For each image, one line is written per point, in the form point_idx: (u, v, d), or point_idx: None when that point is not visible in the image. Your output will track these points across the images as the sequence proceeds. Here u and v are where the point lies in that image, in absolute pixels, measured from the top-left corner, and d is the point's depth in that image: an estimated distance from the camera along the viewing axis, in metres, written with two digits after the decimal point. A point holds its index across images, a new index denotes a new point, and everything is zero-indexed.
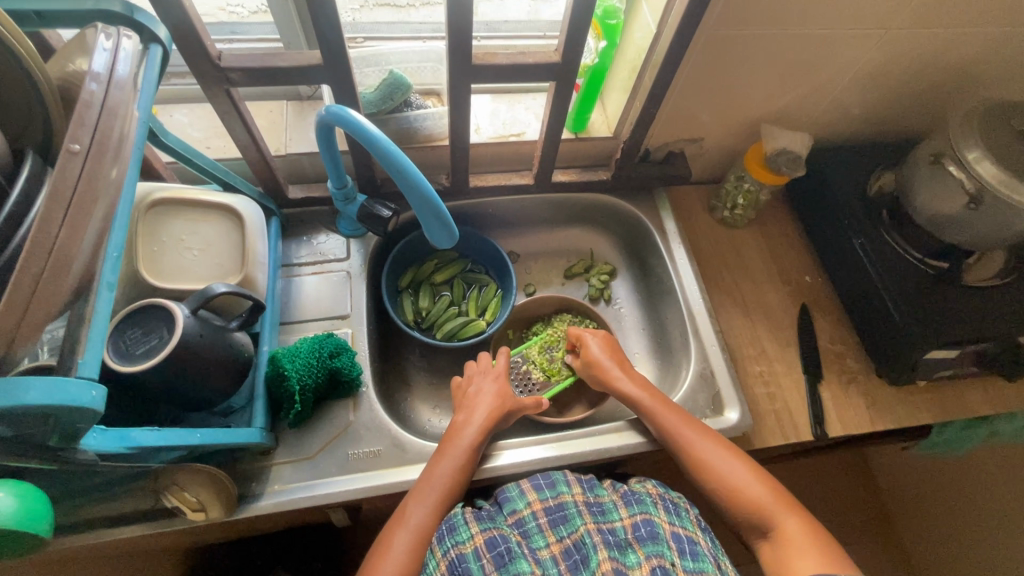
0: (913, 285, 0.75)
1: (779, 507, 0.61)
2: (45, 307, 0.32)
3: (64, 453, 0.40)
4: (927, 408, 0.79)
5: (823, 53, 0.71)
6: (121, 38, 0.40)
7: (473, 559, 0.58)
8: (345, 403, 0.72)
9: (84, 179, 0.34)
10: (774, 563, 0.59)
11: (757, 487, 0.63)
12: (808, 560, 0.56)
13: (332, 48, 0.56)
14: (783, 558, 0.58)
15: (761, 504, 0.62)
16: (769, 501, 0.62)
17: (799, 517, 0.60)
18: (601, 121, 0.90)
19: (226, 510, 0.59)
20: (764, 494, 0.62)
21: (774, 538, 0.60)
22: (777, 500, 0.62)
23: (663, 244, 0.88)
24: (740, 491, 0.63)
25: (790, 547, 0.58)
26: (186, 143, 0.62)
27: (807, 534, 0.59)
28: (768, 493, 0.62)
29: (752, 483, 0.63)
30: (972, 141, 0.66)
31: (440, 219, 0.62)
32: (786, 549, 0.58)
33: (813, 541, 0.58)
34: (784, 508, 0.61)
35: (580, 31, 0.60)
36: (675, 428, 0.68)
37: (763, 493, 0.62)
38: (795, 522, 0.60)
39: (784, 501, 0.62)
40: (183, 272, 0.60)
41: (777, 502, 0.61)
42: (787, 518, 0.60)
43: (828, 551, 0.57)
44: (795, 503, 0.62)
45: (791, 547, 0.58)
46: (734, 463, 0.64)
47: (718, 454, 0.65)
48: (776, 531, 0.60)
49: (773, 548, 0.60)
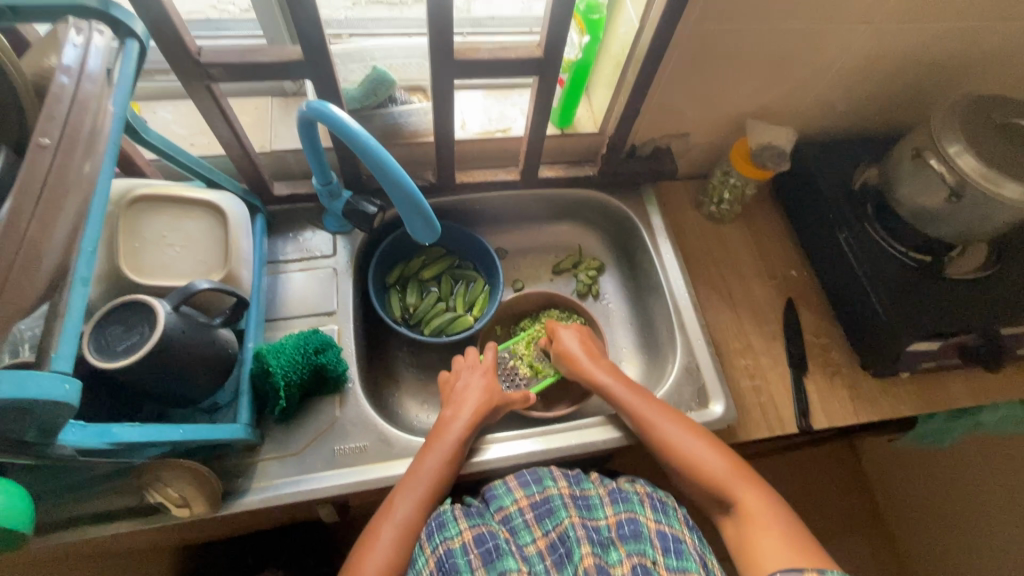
0: (896, 277, 0.76)
1: (744, 486, 0.61)
2: (16, 300, 0.32)
3: (42, 449, 0.40)
4: (911, 399, 0.79)
5: (804, 48, 0.72)
6: (93, 33, 0.40)
7: (460, 554, 0.58)
8: (332, 399, 0.72)
9: (55, 172, 0.34)
10: (738, 539, 0.59)
11: (721, 467, 0.63)
12: (772, 537, 0.57)
13: (313, 44, 0.56)
14: (747, 534, 0.59)
15: (724, 481, 0.62)
16: (730, 478, 0.62)
17: (761, 493, 0.61)
18: (588, 117, 0.90)
19: (211, 504, 0.59)
20: (728, 472, 0.63)
21: (737, 515, 0.61)
22: (737, 476, 0.62)
23: (649, 239, 0.88)
24: (705, 469, 0.63)
25: (754, 525, 0.58)
26: (168, 140, 0.62)
27: (766, 508, 0.59)
28: (732, 471, 0.63)
29: (716, 460, 0.64)
30: (952, 135, 0.66)
31: (423, 215, 0.62)
32: (750, 525, 0.59)
33: (773, 515, 0.59)
34: (747, 485, 0.61)
35: (562, 25, 0.60)
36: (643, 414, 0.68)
37: (726, 470, 0.63)
38: (757, 498, 0.60)
39: (745, 478, 0.62)
40: (166, 269, 0.60)
41: (739, 479, 0.62)
42: (749, 493, 0.61)
43: (787, 524, 0.58)
44: (758, 480, 0.63)
45: (753, 524, 0.58)
46: (700, 444, 0.65)
47: (684, 435, 0.66)
48: (740, 509, 0.60)
49: (736, 526, 0.60)
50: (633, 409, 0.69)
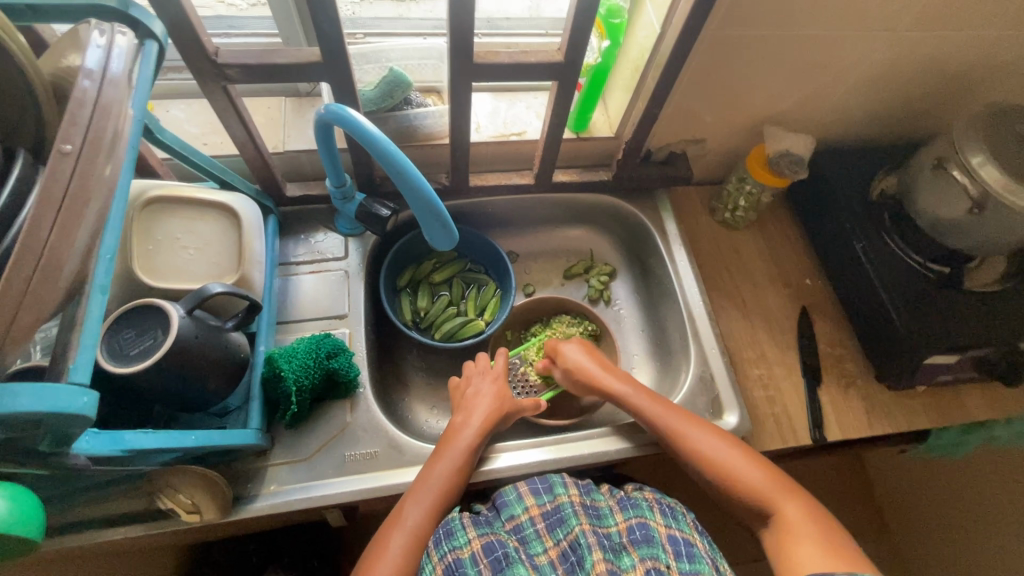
0: (914, 289, 0.75)
1: (781, 495, 0.61)
2: (37, 309, 0.31)
3: (54, 460, 0.39)
4: (925, 412, 0.79)
5: (827, 56, 0.71)
6: (115, 34, 0.39)
7: (471, 564, 0.58)
8: (343, 404, 0.71)
9: (78, 178, 0.33)
10: (778, 551, 0.59)
11: (755, 475, 0.63)
12: (812, 546, 0.56)
13: (332, 45, 0.55)
14: (786, 544, 0.58)
15: (759, 490, 0.62)
16: (768, 488, 0.61)
17: (800, 504, 0.60)
18: (603, 121, 0.89)
19: (221, 511, 0.59)
20: (764, 482, 0.62)
21: (776, 526, 0.60)
22: (775, 487, 0.62)
23: (663, 245, 0.87)
24: (740, 481, 0.63)
25: (793, 533, 0.58)
26: (182, 140, 0.61)
27: (807, 519, 0.59)
28: (770, 482, 0.62)
29: (751, 471, 0.63)
30: (975, 146, 0.65)
31: (441, 221, 0.61)
32: (789, 538, 0.58)
33: (815, 528, 0.58)
34: (784, 494, 0.61)
35: (584, 30, 0.59)
36: (671, 424, 0.67)
37: (763, 481, 0.62)
38: (797, 510, 0.60)
39: (783, 488, 0.62)
40: (178, 272, 0.59)
41: (777, 489, 0.61)
42: (788, 504, 0.60)
43: (830, 535, 0.58)
44: (795, 488, 0.62)
45: (793, 532, 0.58)
46: (733, 453, 0.64)
47: (719, 447, 0.65)
48: (780, 519, 0.60)
49: (775, 536, 0.60)
50: (660, 419, 0.68)
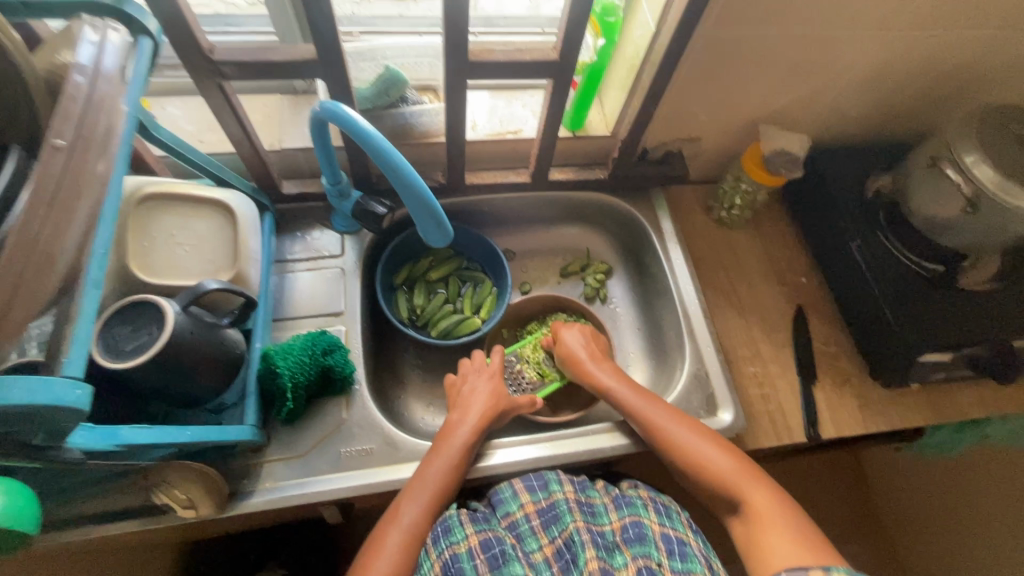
0: (908, 288, 0.75)
1: (751, 485, 0.61)
2: (29, 305, 0.31)
3: (48, 453, 0.39)
4: (919, 410, 0.79)
5: (822, 54, 0.71)
6: (108, 30, 0.40)
7: (467, 559, 0.58)
8: (338, 401, 0.71)
9: (68, 174, 0.33)
10: (745, 539, 0.59)
11: (725, 465, 0.63)
12: (779, 535, 0.56)
13: (327, 43, 0.56)
14: (755, 533, 0.58)
15: (729, 480, 0.62)
16: (737, 476, 0.62)
17: (770, 493, 0.60)
18: (599, 119, 0.89)
19: (216, 506, 0.59)
20: (735, 472, 0.62)
21: (746, 515, 0.60)
22: (744, 474, 0.62)
23: (658, 244, 0.87)
24: (712, 471, 0.63)
25: (762, 523, 0.58)
26: (178, 137, 0.61)
27: (775, 506, 0.59)
28: (741, 471, 0.62)
29: (722, 461, 0.63)
30: (969, 145, 0.66)
31: (435, 218, 0.61)
32: (759, 527, 0.58)
33: (783, 517, 0.58)
34: (753, 483, 0.61)
35: (579, 28, 0.59)
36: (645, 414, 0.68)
37: (733, 470, 0.62)
38: (766, 498, 0.59)
39: (753, 478, 0.61)
40: (173, 268, 0.59)
41: (747, 479, 0.61)
42: (757, 494, 0.60)
43: (795, 521, 0.57)
44: (765, 478, 0.62)
45: (762, 522, 0.58)
46: (705, 443, 0.64)
47: (692, 437, 0.65)
48: (748, 508, 0.60)
49: (745, 526, 0.60)
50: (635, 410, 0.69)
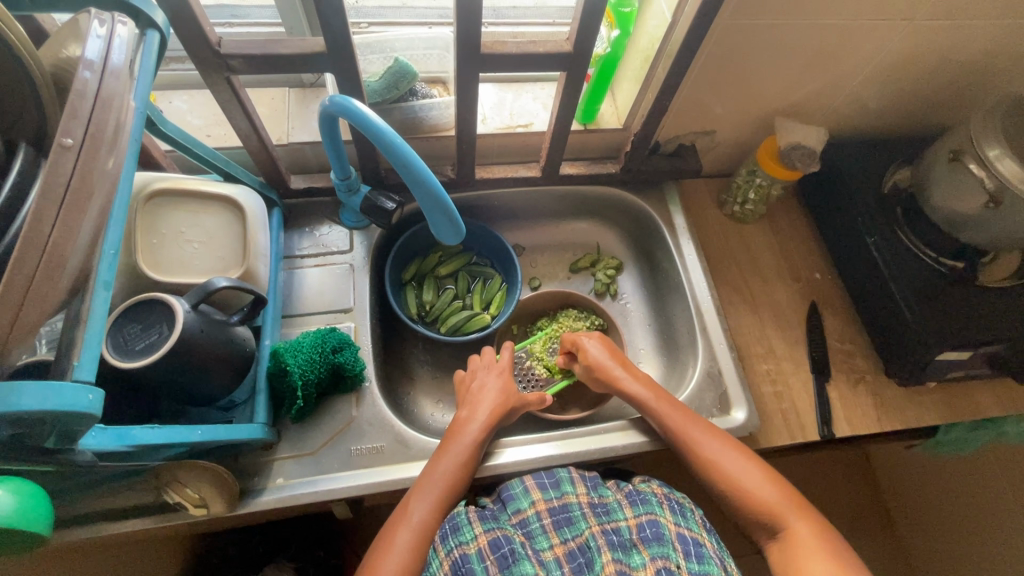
0: (926, 284, 0.74)
1: (793, 511, 0.60)
2: (40, 306, 0.31)
3: (60, 456, 0.39)
4: (935, 408, 0.78)
5: (842, 45, 0.69)
6: (116, 24, 0.37)
7: (476, 560, 0.57)
8: (348, 398, 0.71)
9: (79, 173, 0.32)
10: (782, 565, 0.58)
11: (767, 491, 0.61)
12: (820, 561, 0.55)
13: (336, 36, 0.54)
14: (791, 557, 0.57)
15: (770, 504, 0.61)
16: (780, 504, 0.60)
17: (810, 520, 0.59)
18: (611, 112, 0.88)
19: (228, 504, 0.59)
20: (775, 496, 0.61)
21: (783, 538, 0.59)
22: (787, 501, 0.61)
23: (671, 239, 0.86)
24: (750, 494, 0.62)
25: (801, 548, 0.57)
26: (185, 132, 0.60)
27: (817, 536, 0.58)
28: (781, 497, 0.61)
29: (764, 487, 0.62)
30: (994, 138, 0.64)
31: (448, 215, 0.60)
32: (796, 553, 0.57)
33: (824, 546, 0.57)
34: (796, 511, 0.60)
35: (594, 19, 0.58)
36: (683, 432, 0.66)
37: (776, 495, 0.61)
38: (807, 525, 0.59)
39: (794, 504, 0.61)
40: (183, 266, 0.58)
41: (788, 503, 0.60)
42: (797, 520, 0.59)
43: (838, 552, 0.57)
44: (806, 506, 0.61)
45: (801, 547, 0.57)
46: (745, 465, 0.63)
47: (728, 458, 0.64)
48: (787, 533, 0.59)
49: (781, 550, 0.59)
50: (672, 428, 0.67)
